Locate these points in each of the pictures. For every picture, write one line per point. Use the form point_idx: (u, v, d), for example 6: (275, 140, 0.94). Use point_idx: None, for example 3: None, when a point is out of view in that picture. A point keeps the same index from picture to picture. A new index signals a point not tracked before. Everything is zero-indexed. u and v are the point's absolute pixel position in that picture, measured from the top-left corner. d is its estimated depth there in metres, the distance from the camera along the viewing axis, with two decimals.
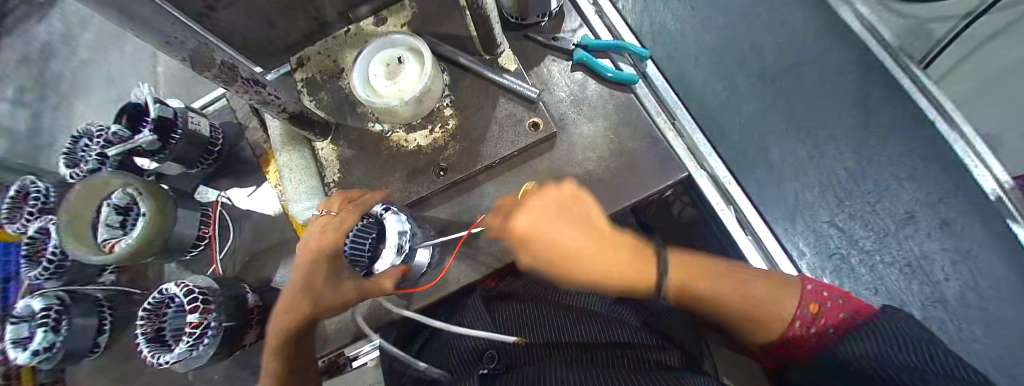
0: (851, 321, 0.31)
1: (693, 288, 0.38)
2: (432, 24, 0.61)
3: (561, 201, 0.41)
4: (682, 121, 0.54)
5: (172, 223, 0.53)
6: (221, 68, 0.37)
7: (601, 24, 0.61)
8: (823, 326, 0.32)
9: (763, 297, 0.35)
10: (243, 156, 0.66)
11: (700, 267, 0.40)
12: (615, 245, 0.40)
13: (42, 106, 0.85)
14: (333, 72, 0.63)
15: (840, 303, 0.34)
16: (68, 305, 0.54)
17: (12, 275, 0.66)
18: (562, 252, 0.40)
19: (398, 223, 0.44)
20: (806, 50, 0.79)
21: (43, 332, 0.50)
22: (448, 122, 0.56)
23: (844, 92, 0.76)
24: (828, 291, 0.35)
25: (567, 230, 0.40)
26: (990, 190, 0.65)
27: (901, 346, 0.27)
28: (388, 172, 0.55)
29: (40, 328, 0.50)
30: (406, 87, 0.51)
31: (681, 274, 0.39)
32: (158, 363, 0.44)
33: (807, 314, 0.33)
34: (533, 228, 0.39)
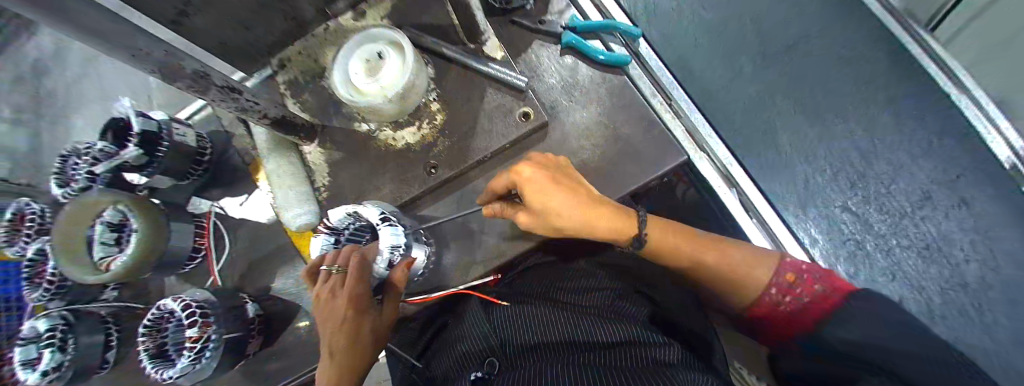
0: (829, 296, 0.40)
1: (678, 249, 0.44)
2: (414, 17, 0.58)
3: (548, 167, 0.41)
4: (680, 102, 0.52)
5: (164, 241, 0.53)
6: (192, 78, 0.35)
7: (591, 4, 0.57)
8: (796, 291, 0.41)
9: (742, 259, 0.43)
10: (231, 164, 0.65)
11: (684, 234, 0.45)
12: (601, 211, 0.40)
13: (36, 124, 0.85)
14: (315, 72, 0.61)
15: (817, 276, 0.42)
16: (73, 323, 0.55)
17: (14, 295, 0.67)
18: (549, 212, 0.39)
19: (393, 235, 0.43)
20: (810, 16, 0.75)
21: (51, 353, 0.51)
22: (436, 118, 0.54)
23: (854, 58, 0.71)
24: (811, 268, 0.42)
25: (549, 202, 0.39)
26: (1004, 158, 0.61)
27: (885, 327, 0.35)
28: (377, 172, 0.53)
29: (49, 349, 0.51)
30: (389, 84, 0.50)
31: (668, 239, 0.44)
32: (163, 378, 0.45)
33: (785, 284, 0.41)
34: (530, 188, 0.39)
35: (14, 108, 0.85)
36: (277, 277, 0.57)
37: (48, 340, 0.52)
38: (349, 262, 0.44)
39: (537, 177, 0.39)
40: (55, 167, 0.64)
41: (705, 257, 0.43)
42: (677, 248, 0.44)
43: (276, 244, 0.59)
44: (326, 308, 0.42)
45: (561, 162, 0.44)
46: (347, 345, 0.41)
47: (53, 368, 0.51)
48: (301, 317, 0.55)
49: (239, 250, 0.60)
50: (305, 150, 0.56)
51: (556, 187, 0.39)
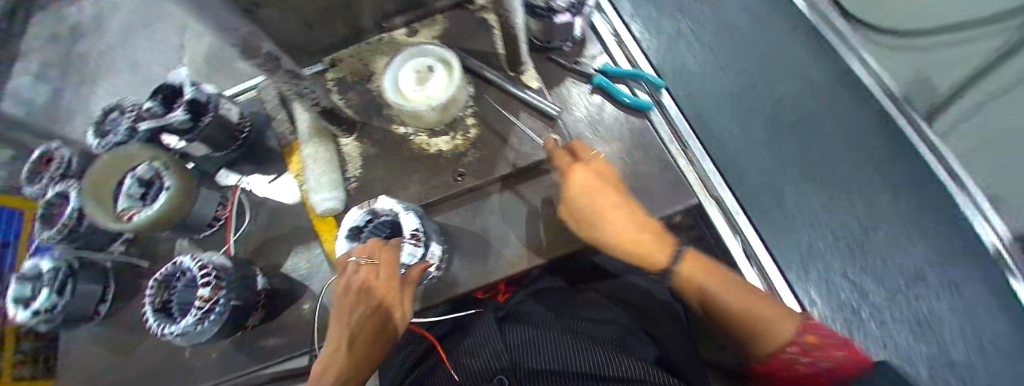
0: (844, 359, 0.35)
1: (704, 285, 0.44)
2: (462, 41, 0.65)
3: (599, 172, 0.48)
4: (694, 150, 0.57)
5: (191, 203, 0.55)
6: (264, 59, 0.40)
7: (622, 54, 0.63)
8: (816, 354, 0.37)
9: (767, 312, 0.40)
10: (267, 145, 0.68)
11: (716, 273, 0.45)
12: (636, 221, 0.47)
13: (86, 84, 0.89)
14: (363, 74, 0.66)
15: (835, 339, 0.38)
16: (75, 269, 0.55)
17: (7, 244, 0.67)
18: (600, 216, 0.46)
19: (410, 254, 0.45)
20: (818, 89, 0.79)
21: (47, 294, 0.51)
22: (469, 131, 0.58)
23: (859, 135, 0.75)
24: (829, 332, 0.39)
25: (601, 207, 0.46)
26: (988, 241, 0.67)
27: None
28: (407, 172, 0.57)
29: (46, 288, 0.51)
30: (433, 93, 0.54)
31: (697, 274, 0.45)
32: (162, 334, 0.45)
33: (804, 344, 0.38)
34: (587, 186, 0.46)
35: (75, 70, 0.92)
36: (291, 255, 0.59)
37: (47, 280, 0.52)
38: (377, 254, 0.44)
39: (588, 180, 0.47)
40: (95, 118, 0.64)
41: (739, 301, 0.41)
42: (700, 283, 0.44)
43: (294, 225, 0.61)
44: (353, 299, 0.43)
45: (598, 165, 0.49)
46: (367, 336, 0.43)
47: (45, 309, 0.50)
48: (305, 299, 0.56)
49: (259, 225, 0.62)
50: (343, 145, 0.61)
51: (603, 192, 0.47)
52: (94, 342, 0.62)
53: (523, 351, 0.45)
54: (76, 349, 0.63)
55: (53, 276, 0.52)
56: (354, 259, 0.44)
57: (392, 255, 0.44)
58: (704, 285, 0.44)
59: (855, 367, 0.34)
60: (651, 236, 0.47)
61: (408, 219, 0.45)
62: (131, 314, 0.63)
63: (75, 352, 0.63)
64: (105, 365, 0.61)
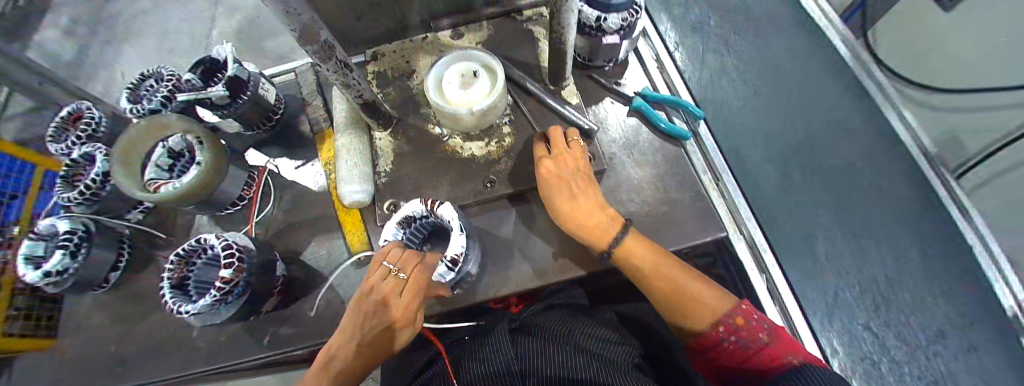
0: (764, 342, 0.37)
1: (638, 267, 0.45)
2: (505, 50, 0.66)
3: (554, 157, 0.49)
4: (727, 183, 0.57)
5: (219, 180, 0.54)
6: (320, 44, 0.40)
7: (661, 79, 0.63)
8: (740, 334, 0.38)
9: (702, 295, 0.42)
10: (298, 129, 0.68)
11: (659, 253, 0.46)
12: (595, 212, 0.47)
13: (132, 51, 0.93)
14: (403, 70, 0.66)
15: (766, 324, 0.39)
16: (90, 232, 0.55)
17: (20, 193, 0.66)
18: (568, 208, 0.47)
19: (442, 272, 0.45)
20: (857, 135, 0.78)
21: (60, 255, 0.50)
22: (505, 139, 0.58)
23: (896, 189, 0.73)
24: (760, 315, 0.39)
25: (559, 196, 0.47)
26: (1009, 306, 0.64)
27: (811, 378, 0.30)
28: (438, 173, 0.57)
29: (59, 250, 0.50)
30: (476, 99, 0.54)
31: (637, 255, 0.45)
32: (177, 311, 0.44)
33: (731, 323, 0.39)
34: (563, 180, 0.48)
35: (118, 35, 0.94)
36: (312, 242, 0.59)
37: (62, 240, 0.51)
38: (411, 266, 0.43)
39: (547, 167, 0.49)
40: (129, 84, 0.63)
41: (677, 282, 0.43)
42: (639, 269, 0.45)
43: (317, 213, 0.61)
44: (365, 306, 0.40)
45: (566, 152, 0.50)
46: (375, 346, 0.40)
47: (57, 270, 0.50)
48: (320, 289, 0.56)
49: (282, 209, 0.62)
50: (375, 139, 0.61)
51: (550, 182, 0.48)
52: (101, 309, 0.62)
53: (540, 360, 0.44)
54: (81, 313, 0.62)
55: (68, 238, 0.51)
56: (386, 266, 0.43)
57: (423, 276, 0.43)
58: (639, 269, 0.44)
59: (779, 350, 0.36)
60: (609, 225, 0.47)
61: (457, 239, 0.44)
62: (138, 284, 0.62)
63: (78, 315, 0.62)
64: (109, 334, 0.60)
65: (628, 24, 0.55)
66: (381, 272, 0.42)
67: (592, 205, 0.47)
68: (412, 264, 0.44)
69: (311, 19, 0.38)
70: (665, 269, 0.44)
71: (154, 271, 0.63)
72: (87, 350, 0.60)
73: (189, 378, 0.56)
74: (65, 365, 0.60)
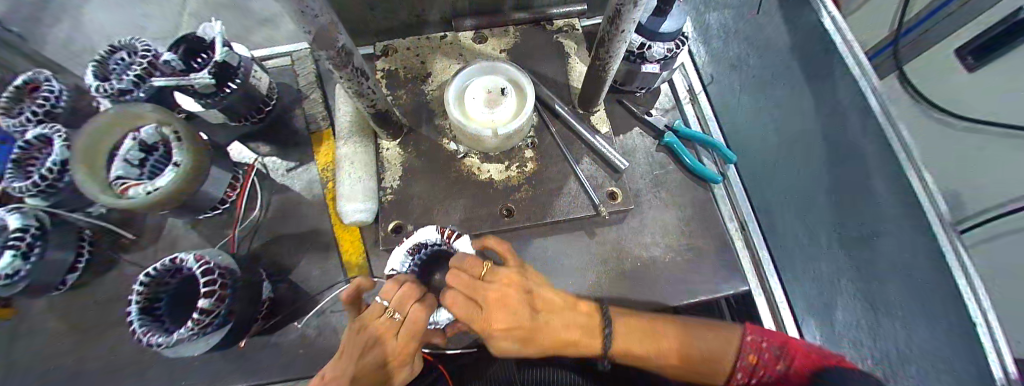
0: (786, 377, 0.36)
1: (632, 350, 0.41)
2: (532, 63, 0.60)
3: (479, 289, 0.38)
4: (751, 232, 0.54)
5: (199, 185, 0.46)
6: (336, 50, 0.34)
7: (694, 114, 0.60)
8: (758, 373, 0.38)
9: (707, 349, 0.40)
10: (291, 124, 0.61)
11: (648, 326, 0.42)
12: (574, 324, 0.40)
13: None
14: (417, 72, 0.59)
15: (777, 351, 0.38)
16: (46, 229, 0.48)
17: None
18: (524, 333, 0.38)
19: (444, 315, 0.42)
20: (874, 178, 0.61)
21: (10, 256, 0.43)
22: (526, 164, 0.53)
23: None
24: (767, 341, 0.39)
25: (522, 329, 0.38)
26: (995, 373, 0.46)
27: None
28: (451, 195, 0.52)
29: (9, 251, 0.43)
30: (500, 120, 0.49)
31: (624, 342, 0.41)
32: (147, 343, 0.38)
33: (748, 366, 0.38)
34: (498, 305, 0.38)
35: None
36: (303, 258, 0.53)
37: (11, 239, 0.44)
38: (404, 301, 0.38)
39: (492, 309, 0.38)
40: (95, 57, 0.53)
41: (669, 347, 0.41)
42: (637, 351, 0.41)
43: (310, 225, 0.55)
44: (363, 339, 0.37)
45: (506, 278, 0.40)
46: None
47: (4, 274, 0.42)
48: (311, 313, 0.50)
49: (270, 216, 0.55)
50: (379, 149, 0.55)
51: (504, 330, 0.38)
52: (57, 313, 0.55)
53: None
54: (32, 315, 0.55)
55: (19, 236, 0.44)
56: (381, 303, 0.38)
57: (421, 319, 0.38)
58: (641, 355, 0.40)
59: (804, 366, 0.36)
60: (589, 325, 0.41)
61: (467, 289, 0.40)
62: (99, 285, 0.55)
63: (27, 316, 0.55)
64: (63, 342, 0.54)
65: (673, 55, 0.51)
66: (375, 309, 0.38)
67: (559, 325, 0.40)
68: (410, 299, 0.38)
69: (330, 21, 0.31)
70: (664, 348, 0.41)
71: (121, 274, 0.56)
72: (36, 357, 0.53)
73: None
74: (7, 375, 0.53)
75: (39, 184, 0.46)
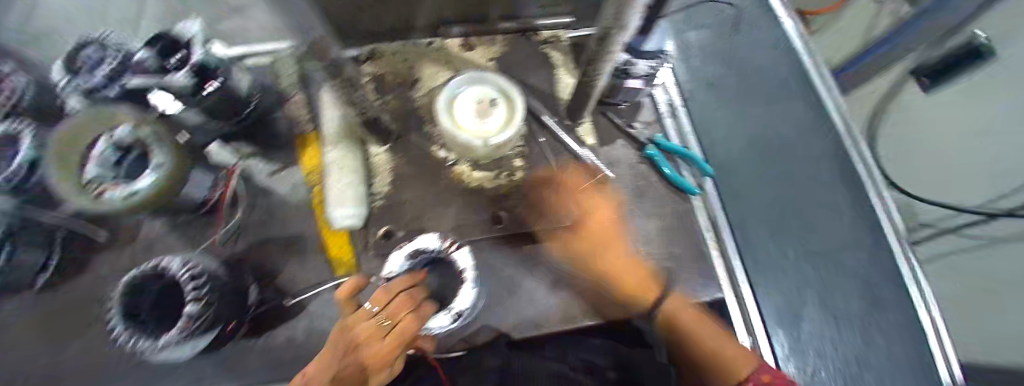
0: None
1: (678, 320, 0.46)
2: (520, 73, 0.61)
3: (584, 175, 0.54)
4: (726, 241, 0.58)
5: (179, 188, 0.46)
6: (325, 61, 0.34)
7: (674, 127, 0.63)
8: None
9: (734, 351, 0.44)
10: (274, 125, 0.59)
11: (700, 316, 0.47)
12: (639, 273, 0.50)
13: None
14: (405, 78, 0.59)
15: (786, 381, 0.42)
16: (13, 230, 0.48)
17: None
18: (605, 262, 0.50)
19: (443, 319, 0.42)
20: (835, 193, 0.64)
21: None
22: (515, 173, 0.55)
23: (880, 255, 0.61)
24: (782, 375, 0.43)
25: (603, 250, 0.51)
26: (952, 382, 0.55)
27: None
28: (442, 202, 0.53)
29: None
30: (491, 130, 0.51)
31: (675, 306, 0.47)
32: (137, 348, 0.39)
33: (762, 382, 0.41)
34: (595, 211, 0.52)
35: None
36: (290, 264, 0.53)
37: None
38: (395, 297, 0.39)
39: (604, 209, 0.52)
40: (67, 50, 0.52)
41: (713, 342, 0.44)
42: (681, 318, 0.46)
43: (295, 229, 0.54)
44: (343, 345, 0.36)
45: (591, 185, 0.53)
46: None
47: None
48: (293, 319, 0.50)
49: (254, 221, 0.55)
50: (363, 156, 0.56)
51: (586, 252, 0.52)
52: (35, 314, 0.55)
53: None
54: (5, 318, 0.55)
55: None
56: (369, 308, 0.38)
57: (410, 328, 0.37)
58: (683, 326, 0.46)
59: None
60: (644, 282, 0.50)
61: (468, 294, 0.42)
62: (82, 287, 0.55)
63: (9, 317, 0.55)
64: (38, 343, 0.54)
65: (655, 72, 0.53)
66: (360, 315, 0.38)
67: (627, 261, 0.50)
68: (403, 309, 0.38)
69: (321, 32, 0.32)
70: (715, 343, 0.44)
71: (96, 276, 0.56)
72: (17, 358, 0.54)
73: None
74: None
75: (12, 180, 0.46)
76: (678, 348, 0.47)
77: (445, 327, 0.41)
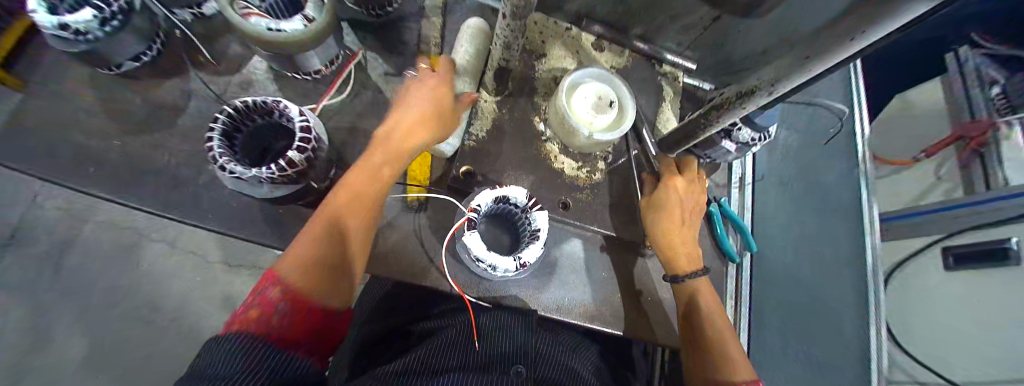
0: None
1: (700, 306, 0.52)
2: (633, 90, 0.65)
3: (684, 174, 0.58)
4: (741, 313, 0.62)
5: (312, 47, 0.48)
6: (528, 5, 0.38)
7: (738, 196, 0.68)
8: None
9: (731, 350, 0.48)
10: (403, 35, 0.62)
11: (716, 308, 0.52)
12: (691, 256, 0.55)
13: None
14: (537, 49, 0.63)
15: None
16: (132, 12, 0.47)
17: None
18: (678, 235, 0.55)
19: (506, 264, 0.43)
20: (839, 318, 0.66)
21: (92, 16, 0.42)
22: (596, 172, 0.59)
23: None
24: None
25: (685, 229, 0.56)
26: None
27: None
28: (525, 168, 0.56)
29: (91, 10, 0.42)
30: (597, 126, 0.54)
31: (702, 293, 0.53)
32: (222, 166, 0.39)
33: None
34: (690, 193, 0.57)
35: None
36: None
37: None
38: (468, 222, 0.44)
39: (695, 193, 0.57)
40: None
41: (718, 331, 0.49)
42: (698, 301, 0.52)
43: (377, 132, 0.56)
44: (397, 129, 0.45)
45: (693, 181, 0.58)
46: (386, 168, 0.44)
47: (74, 27, 0.42)
48: None
49: (353, 108, 0.57)
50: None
51: (685, 222, 0.56)
52: (110, 96, 0.55)
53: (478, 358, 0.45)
54: (72, 85, 0.55)
55: (107, 1, 0.44)
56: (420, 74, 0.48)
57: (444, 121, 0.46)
58: (702, 310, 0.51)
59: None
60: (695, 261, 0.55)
61: (535, 250, 0.44)
62: (165, 94, 0.56)
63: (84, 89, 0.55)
64: (102, 123, 0.54)
65: (753, 143, 0.58)
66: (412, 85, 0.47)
67: (687, 241, 0.56)
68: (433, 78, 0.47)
69: None
70: (716, 331, 0.50)
71: (181, 87, 0.57)
72: (76, 128, 0.54)
73: (185, 219, 0.53)
74: (45, 133, 0.53)
75: None
76: (695, 326, 0.51)
77: (506, 270, 0.43)
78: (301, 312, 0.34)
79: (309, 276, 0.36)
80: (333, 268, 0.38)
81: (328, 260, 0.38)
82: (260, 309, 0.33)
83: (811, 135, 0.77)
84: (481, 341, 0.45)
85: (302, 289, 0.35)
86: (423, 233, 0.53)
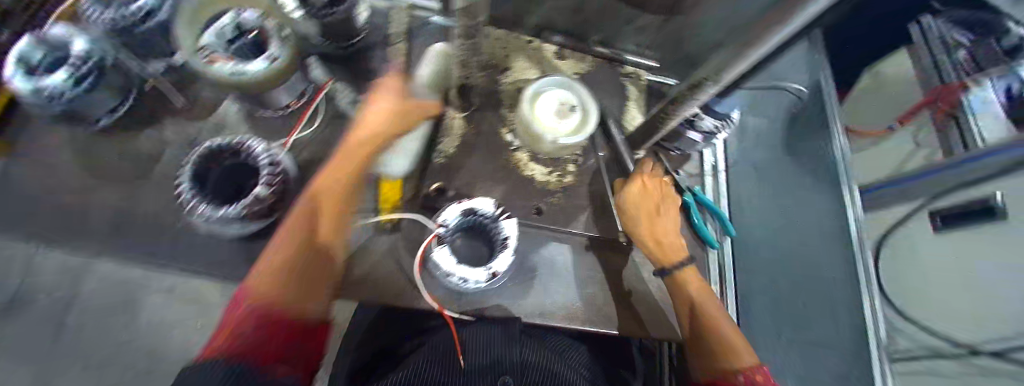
0: None
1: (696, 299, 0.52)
2: (598, 93, 0.67)
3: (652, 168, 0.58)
4: (727, 300, 0.62)
5: (277, 84, 0.50)
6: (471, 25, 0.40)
7: (713, 185, 0.68)
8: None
9: (735, 340, 0.48)
10: (369, 63, 0.64)
11: (710, 297, 0.52)
12: (675, 249, 0.55)
13: None
14: (499, 62, 0.65)
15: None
16: (106, 68, 0.49)
17: None
18: (659, 232, 0.55)
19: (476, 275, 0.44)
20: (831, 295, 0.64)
21: (66, 76, 0.45)
22: (567, 175, 0.60)
23: None
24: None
25: (664, 224, 0.56)
26: None
27: None
28: (496, 178, 0.57)
29: (65, 71, 0.45)
30: (562, 130, 0.55)
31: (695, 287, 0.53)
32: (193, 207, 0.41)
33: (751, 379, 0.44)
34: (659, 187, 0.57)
35: None
36: None
37: (73, 60, 0.46)
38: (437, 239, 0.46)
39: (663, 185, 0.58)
40: None
41: (716, 322, 0.49)
42: (692, 294, 0.52)
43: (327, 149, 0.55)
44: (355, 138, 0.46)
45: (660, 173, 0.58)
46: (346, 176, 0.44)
47: (51, 89, 0.44)
48: None
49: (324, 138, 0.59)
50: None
51: (661, 217, 0.56)
52: (86, 152, 0.57)
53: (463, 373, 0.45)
54: (51, 145, 0.57)
55: (80, 60, 0.46)
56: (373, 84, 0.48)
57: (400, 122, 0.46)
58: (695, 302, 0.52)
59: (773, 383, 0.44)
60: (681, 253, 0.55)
61: (506, 259, 0.44)
62: (143, 142, 0.58)
63: (66, 145, 0.57)
64: (81, 178, 0.56)
65: (717, 131, 0.59)
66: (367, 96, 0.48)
67: (669, 235, 0.56)
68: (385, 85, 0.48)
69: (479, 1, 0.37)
70: (716, 323, 0.49)
71: (156, 136, 0.59)
72: (60, 184, 0.56)
73: (170, 261, 0.54)
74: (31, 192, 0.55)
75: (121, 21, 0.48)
76: (698, 324, 0.50)
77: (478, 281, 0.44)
78: (271, 321, 0.35)
79: (279, 289, 0.38)
80: (300, 277, 0.40)
81: (293, 273, 0.39)
82: (228, 329, 0.34)
83: (779, 118, 0.79)
84: (465, 359, 0.44)
85: (268, 303, 0.36)
86: (400, 253, 0.53)
